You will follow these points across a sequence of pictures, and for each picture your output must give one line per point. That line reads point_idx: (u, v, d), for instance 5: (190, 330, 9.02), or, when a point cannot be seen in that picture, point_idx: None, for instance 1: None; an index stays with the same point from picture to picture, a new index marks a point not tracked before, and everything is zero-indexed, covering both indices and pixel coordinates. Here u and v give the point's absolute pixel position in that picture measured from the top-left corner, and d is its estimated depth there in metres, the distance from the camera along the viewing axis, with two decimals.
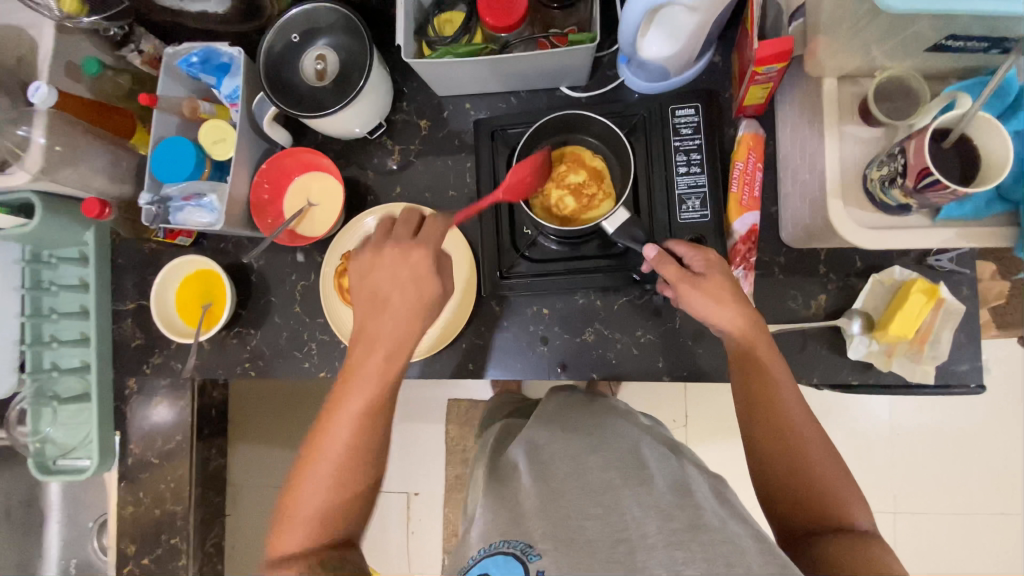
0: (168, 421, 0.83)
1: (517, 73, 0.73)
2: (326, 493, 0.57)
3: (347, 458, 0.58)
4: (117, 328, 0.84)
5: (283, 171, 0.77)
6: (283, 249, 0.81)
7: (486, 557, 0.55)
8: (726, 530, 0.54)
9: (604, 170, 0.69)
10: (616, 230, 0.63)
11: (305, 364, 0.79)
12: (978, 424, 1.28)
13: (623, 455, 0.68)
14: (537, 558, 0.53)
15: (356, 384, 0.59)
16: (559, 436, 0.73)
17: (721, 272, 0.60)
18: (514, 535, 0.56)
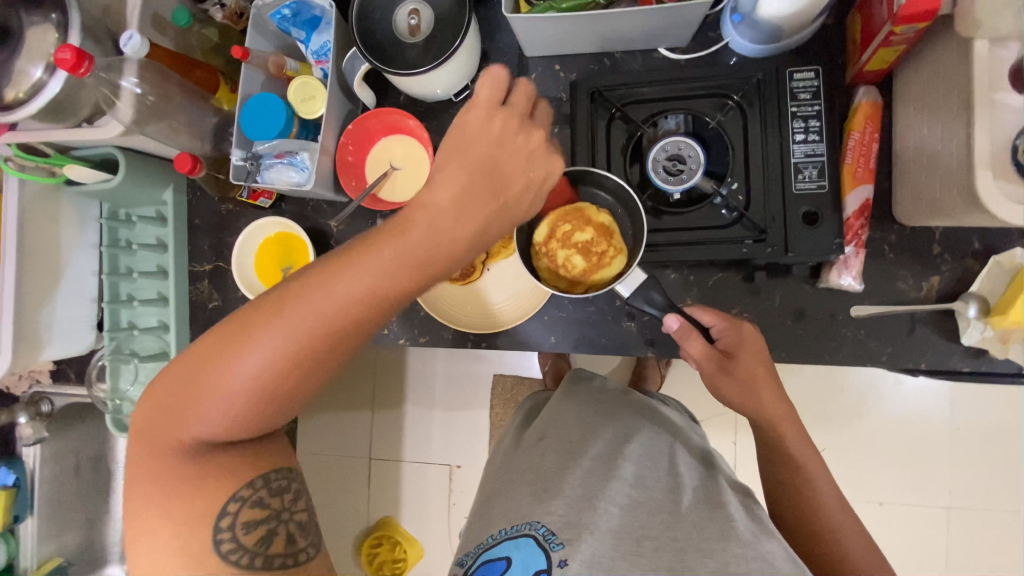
0: None
1: (618, 33, 0.69)
2: (279, 377, 0.48)
3: (312, 351, 0.48)
4: (194, 289, 0.83)
5: (367, 132, 0.74)
6: (363, 214, 0.79)
7: (508, 539, 0.56)
8: (759, 544, 0.52)
9: (612, 226, 0.67)
10: (633, 294, 0.63)
11: (384, 331, 0.78)
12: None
13: (658, 454, 0.66)
14: (559, 547, 0.54)
15: (365, 272, 0.48)
16: (587, 420, 0.71)
17: (753, 353, 0.61)
18: (535, 518, 0.57)
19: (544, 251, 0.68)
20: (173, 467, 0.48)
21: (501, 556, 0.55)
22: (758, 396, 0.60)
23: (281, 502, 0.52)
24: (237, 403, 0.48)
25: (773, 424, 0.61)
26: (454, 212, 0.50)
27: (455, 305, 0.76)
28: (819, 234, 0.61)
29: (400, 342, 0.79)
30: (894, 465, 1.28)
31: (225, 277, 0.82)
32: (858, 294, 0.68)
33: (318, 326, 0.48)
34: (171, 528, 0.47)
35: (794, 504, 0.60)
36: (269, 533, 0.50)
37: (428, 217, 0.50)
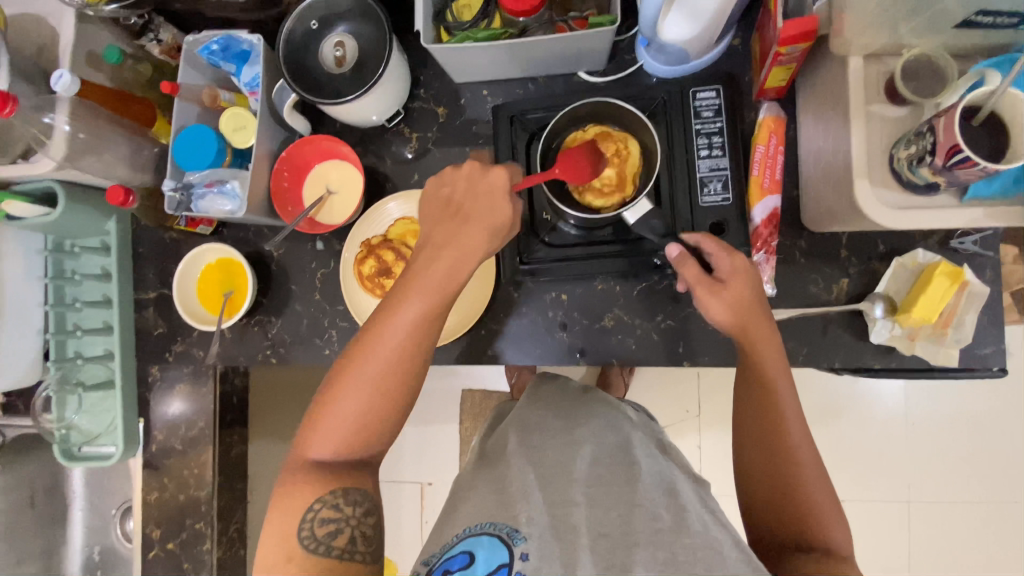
0: (190, 409, 0.84)
1: (537, 58, 0.73)
2: (367, 402, 0.58)
3: (390, 374, 0.59)
4: (139, 317, 0.85)
5: (302, 159, 0.77)
6: (302, 238, 0.81)
7: (471, 535, 0.57)
8: (708, 533, 0.55)
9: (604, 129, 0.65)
10: (639, 219, 0.62)
11: (326, 351, 0.80)
12: (994, 411, 1.26)
13: (612, 447, 0.68)
14: (522, 543, 0.55)
15: (415, 296, 0.59)
16: (550, 420, 0.74)
17: (743, 280, 0.60)
18: (501, 519, 0.57)
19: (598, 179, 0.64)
20: (331, 428, 0.59)
21: (463, 550, 0.55)
22: (746, 323, 0.60)
23: (351, 510, 0.58)
24: (341, 441, 0.59)
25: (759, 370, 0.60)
26: (473, 242, 0.60)
27: None
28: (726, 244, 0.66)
29: (342, 362, 0.80)
30: (854, 462, 1.30)
31: (169, 303, 0.84)
32: (775, 298, 0.71)
33: (425, 299, 0.59)
34: (310, 491, 0.57)
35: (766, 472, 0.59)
36: (336, 529, 0.57)
37: (461, 237, 0.60)
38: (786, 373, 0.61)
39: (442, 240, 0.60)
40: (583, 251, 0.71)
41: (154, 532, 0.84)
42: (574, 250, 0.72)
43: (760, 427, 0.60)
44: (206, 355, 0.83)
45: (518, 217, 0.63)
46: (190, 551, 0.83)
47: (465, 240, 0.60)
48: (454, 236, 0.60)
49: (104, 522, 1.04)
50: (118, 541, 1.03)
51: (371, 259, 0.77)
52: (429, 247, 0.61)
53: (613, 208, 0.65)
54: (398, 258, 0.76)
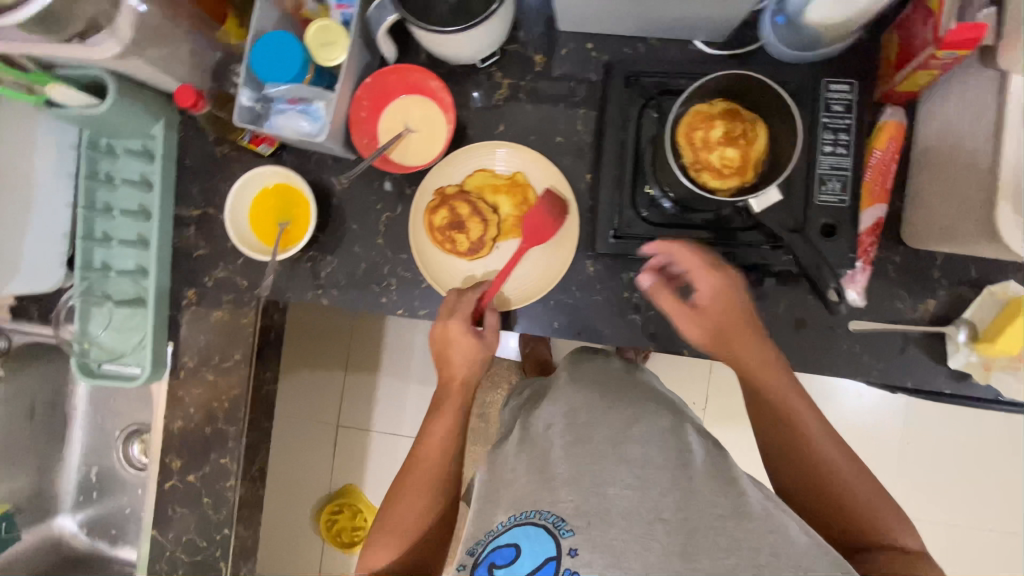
0: (225, 339, 0.78)
1: (660, 17, 0.67)
2: (411, 521, 0.64)
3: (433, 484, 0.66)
4: (179, 234, 0.78)
5: (385, 89, 0.71)
6: (370, 175, 0.75)
7: (515, 526, 0.55)
8: (774, 518, 0.54)
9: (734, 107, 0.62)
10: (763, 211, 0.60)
11: (382, 299, 0.75)
12: (990, 441, 1.31)
13: (666, 432, 0.64)
14: (569, 535, 0.53)
15: (443, 419, 0.68)
16: (596, 405, 0.68)
17: (726, 301, 0.62)
18: (547, 507, 0.56)
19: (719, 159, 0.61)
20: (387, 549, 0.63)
21: (511, 542, 0.54)
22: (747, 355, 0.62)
23: None
24: (410, 513, 0.64)
25: (774, 400, 0.61)
26: (470, 364, 0.69)
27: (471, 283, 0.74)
28: (835, 246, 0.63)
29: (398, 313, 0.75)
30: None
31: (214, 224, 0.78)
32: (860, 310, 0.70)
33: (446, 425, 0.67)
34: None
35: (797, 478, 0.60)
36: None
37: (452, 368, 0.69)
38: (798, 391, 0.62)
39: (448, 374, 0.69)
40: (681, 234, 0.68)
41: (175, 461, 0.80)
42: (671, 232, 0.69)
43: (783, 440, 0.61)
44: (250, 285, 0.77)
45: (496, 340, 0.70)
46: (211, 485, 0.79)
47: (466, 374, 0.69)
48: (460, 358, 0.68)
49: (106, 441, 0.99)
50: (120, 463, 0.98)
51: (444, 210, 0.72)
52: (443, 362, 0.69)
53: (730, 192, 0.61)
54: (474, 213, 0.72)
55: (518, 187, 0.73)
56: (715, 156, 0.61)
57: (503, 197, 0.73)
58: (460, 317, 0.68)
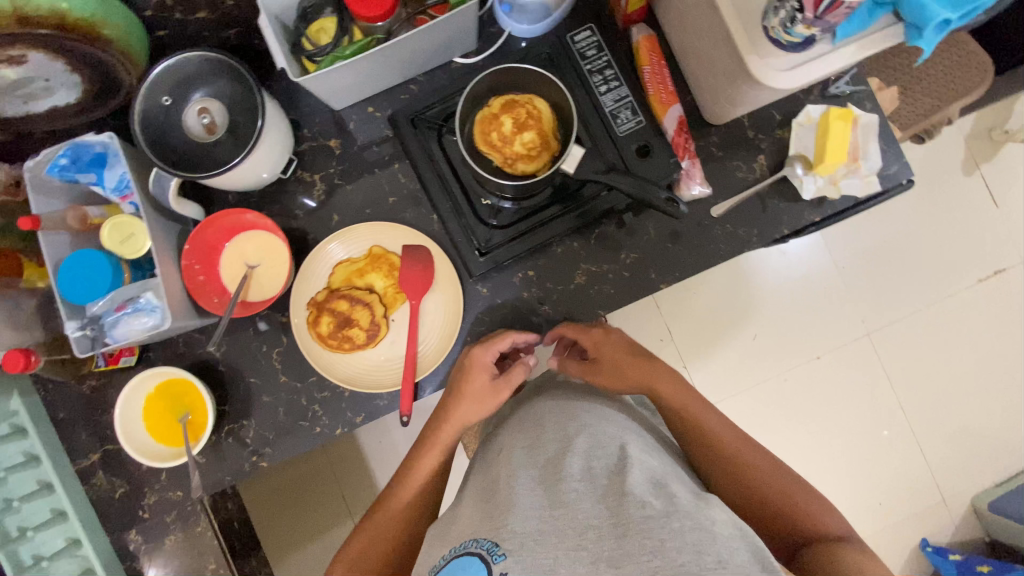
0: (190, 558, 0.73)
1: (409, 58, 0.71)
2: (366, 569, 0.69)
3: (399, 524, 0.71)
4: (91, 486, 0.74)
5: (209, 244, 0.70)
6: (241, 326, 0.74)
7: (454, 559, 0.56)
8: (700, 512, 0.50)
9: (508, 97, 0.66)
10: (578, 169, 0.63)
11: (316, 429, 0.74)
12: (897, 231, 1.43)
13: (609, 440, 0.62)
14: (502, 559, 0.53)
15: (432, 453, 0.73)
16: (541, 424, 0.69)
17: (617, 348, 0.72)
18: (484, 535, 0.56)
19: (523, 145, 0.65)
20: None
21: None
22: (635, 376, 0.70)
23: None
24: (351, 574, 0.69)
25: (674, 408, 0.69)
26: (478, 399, 0.70)
27: (386, 365, 0.74)
28: (656, 162, 0.67)
29: (337, 433, 0.74)
30: (814, 322, 1.42)
31: (121, 457, 0.74)
32: (712, 196, 0.76)
33: (437, 452, 0.73)
34: None
35: (737, 487, 0.65)
36: None
37: (460, 408, 0.70)
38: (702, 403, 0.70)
39: (446, 409, 0.71)
40: (534, 223, 0.73)
41: None
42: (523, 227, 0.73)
43: (711, 449, 0.67)
44: (185, 492, 0.73)
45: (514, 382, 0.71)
46: None
47: (466, 416, 0.70)
48: (472, 395, 0.70)
49: None
50: None
51: (326, 316, 0.72)
52: (455, 389, 0.71)
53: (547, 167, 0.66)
54: (355, 303, 0.72)
55: (380, 259, 0.74)
56: (520, 144, 0.65)
57: (373, 274, 0.73)
58: (485, 348, 0.70)
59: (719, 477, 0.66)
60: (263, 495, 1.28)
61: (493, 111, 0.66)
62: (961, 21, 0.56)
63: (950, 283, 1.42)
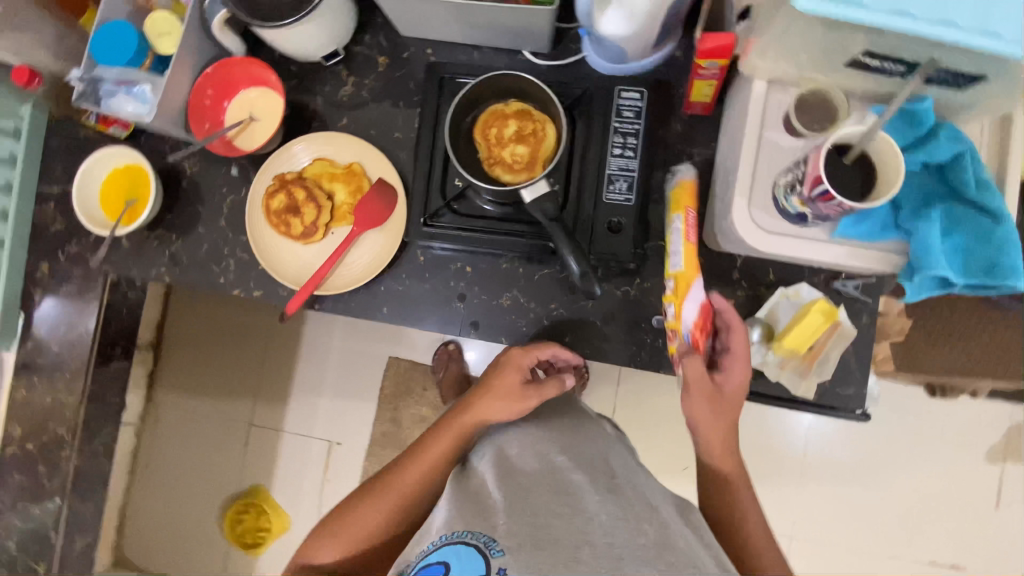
0: (73, 312, 0.82)
1: (477, 26, 0.72)
2: (366, 529, 0.68)
3: (393, 507, 0.69)
4: (39, 210, 0.82)
5: (228, 79, 0.76)
6: (217, 161, 0.80)
7: (447, 544, 0.55)
8: (694, 552, 0.54)
9: (527, 107, 0.67)
10: (534, 201, 0.62)
11: (221, 278, 0.79)
12: (898, 467, 1.26)
13: (594, 460, 0.66)
14: (500, 555, 0.54)
15: (444, 439, 0.70)
16: (548, 436, 0.69)
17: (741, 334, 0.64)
18: (478, 527, 0.57)
19: (509, 155, 0.67)
20: (349, 544, 0.67)
21: (440, 560, 0.54)
22: (730, 407, 0.64)
23: None
24: (362, 533, 0.67)
25: (727, 478, 0.65)
26: (500, 400, 0.69)
27: (302, 267, 0.78)
28: (621, 241, 0.66)
29: (234, 293, 0.79)
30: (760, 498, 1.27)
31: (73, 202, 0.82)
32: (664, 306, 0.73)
33: (450, 439, 0.71)
34: None
35: (737, 539, 0.62)
36: None
37: (484, 402, 0.69)
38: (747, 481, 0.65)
39: (467, 405, 0.71)
40: (493, 218, 0.73)
41: (17, 427, 0.82)
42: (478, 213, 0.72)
43: (736, 497, 0.64)
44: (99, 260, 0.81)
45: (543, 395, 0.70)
46: (51, 452, 0.82)
47: (486, 414, 0.69)
48: (501, 391, 0.69)
49: None
50: None
51: (281, 195, 0.76)
52: (482, 387, 0.71)
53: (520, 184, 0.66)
54: (309, 201, 0.76)
55: (353, 176, 0.77)
56: (507, 152, 0.67)
57: (339, 184, 0.77)
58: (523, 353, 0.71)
59: (737, 526, 0.62)
60: (181, 333, 1.43)
61: (506, 111, 0.67)
62: (962, 289, 0.53)
63: (914, 548, 1.25)
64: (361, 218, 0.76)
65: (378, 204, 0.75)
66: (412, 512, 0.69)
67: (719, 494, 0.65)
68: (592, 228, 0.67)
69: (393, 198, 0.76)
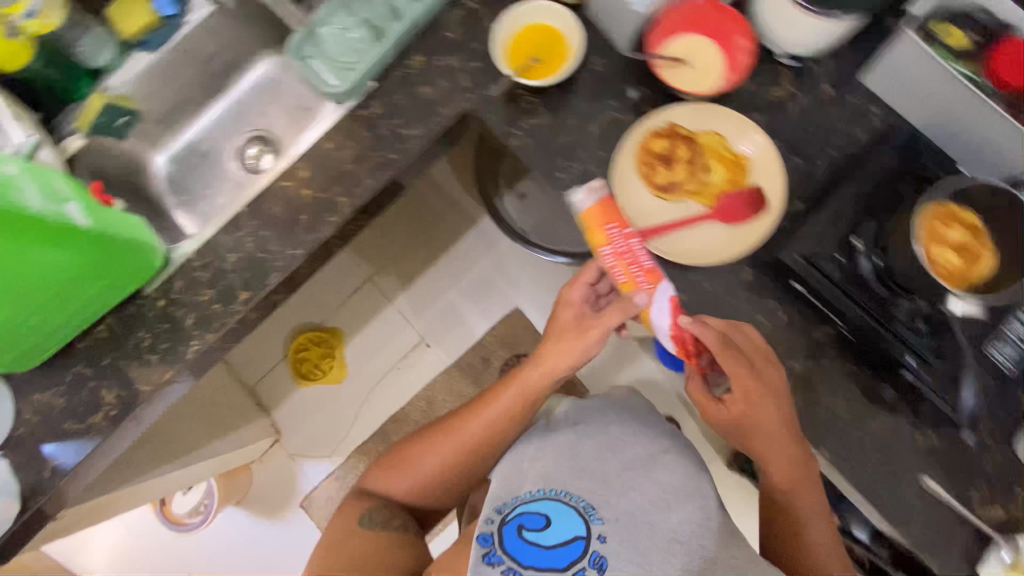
0: (416, 114, 0.84)
1: (948, 132, 0.72)
2: (432, 464, 0.90)
3: (483, 436, 0.89)
4: (447, 13, 0.84)
5: (696, 17, 0.74)
6: (624, 76, 0.80)
7: (540, 499, 0.82)
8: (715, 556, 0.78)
9: (979, 228, 0.67)
10: (961, 317, 0.69)
11: (560, 174, 0.80)
12: None
13: (653, 453, 0.89)
14: (597, 520, 0.81)
15: (517, 381, 0.89)
16: (625, 419, 0.93)
17: (772, 419, 0.71)
18: (578, 493, 0.83)
19: (947, 259, 0.65)
20: (399, 477, 0.92)
21: (541, 513, 0.81)
22: (787, 468, 0.74)
23: (387, 521, 0.90)
24: (431, 459, 0.90)
25: (803, 540, 0.77)
26: (563, 351, 0.84)
27: (637, 213, 0.77)
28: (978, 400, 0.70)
29: (561, 194, 0.80)
30: None
31: (478, 27, 0.84)
32: (934, 469, 0.72)
33: (523, 391, 0.88)
34: (400, 474, 0.92)
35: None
36: (382, 522, 0.90)
37: (549, 348, 0.86)
38: (797, 517, 0.78)
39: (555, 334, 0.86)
40: (858, 308, 0.69)
41: (303, 168, 0.84)
42: (850, 296, 0.69)
43: (789, 548, 0.78)
44: (468, 89, 0.83)
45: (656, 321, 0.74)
46: (318, 211, 0.83)
47: (552, 364, 0.85)
48: (550, 345, 0.86)
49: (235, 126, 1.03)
50: (230, 154, 1.03)
51: (667, 143, 0.76)
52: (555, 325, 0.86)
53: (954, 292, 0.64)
54: (688, 165, 0.76)
55: (738, 169, 0.75)
56: (942, 255, 0.65)
57: (720, 167, 0.76)
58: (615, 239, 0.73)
59: (774, 539, 0.80)
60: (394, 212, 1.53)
61: (957, 217, 0.66)
62: None
63: None
64: (722, 210, 0.75)
65: (746, 208, 0.74)
66: (472, 464, 0.91)
67: (779, 527, 0.79)
68: (968, 369, 0.69)
69: (761, 212, 0.74)
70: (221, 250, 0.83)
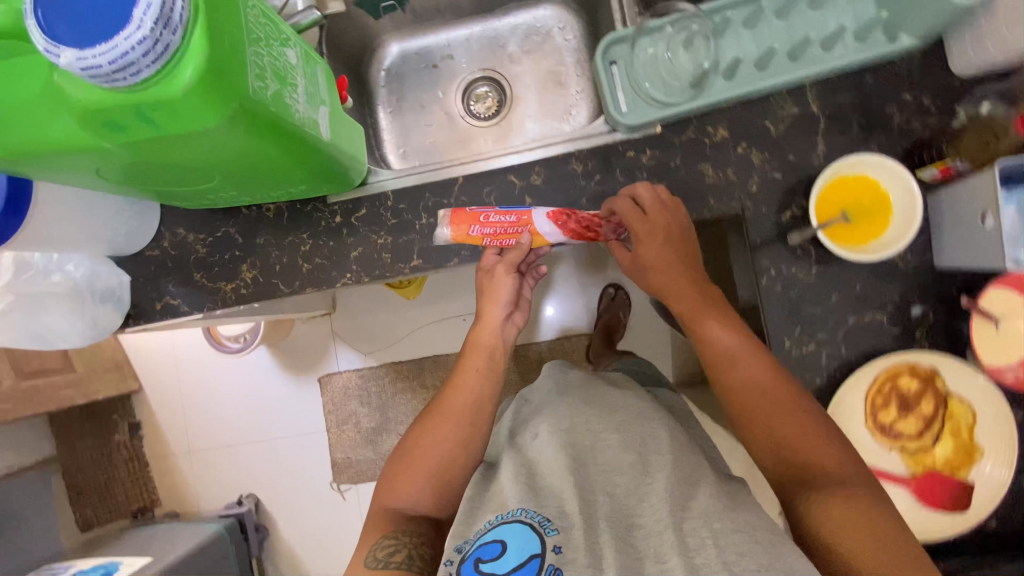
0: (683, 187, 0.73)
1: None
2: (422, 492, 0.69)
3: (462, 423, 0.72)
4: (780, 101, 0.72)
5: None
6: (916, 287, 0.69)
7: (503, 523, 0.59)
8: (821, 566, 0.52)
9: None
10: None
11: (788, 342, 0.71)
12: None
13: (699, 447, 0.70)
14: (552, 533, 0.57)
15: (472, 362, 0.75)
16: (582, 406, 0.74)
17: (667, 222, 0.69)
18: (535, 507, 0.60)
19: None
20: (419, 482, 0.70)
21: (497, 539, 0.58)
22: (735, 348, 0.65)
23: (409, 542, 0.66)
24: (418, 491, 0.69)
25: (806, 453, 0.59)
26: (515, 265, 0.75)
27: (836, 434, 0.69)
28: None
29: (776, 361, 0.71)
30: None
31: (802, 136, 0.71)
32: None
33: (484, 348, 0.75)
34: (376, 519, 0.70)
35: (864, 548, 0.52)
36: (398, 549, 0.65)
37: (489, 310, 0.76)
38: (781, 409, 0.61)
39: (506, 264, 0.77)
40: None
41: (537, 174, 0.76)
42: None
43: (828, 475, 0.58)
44: (751, 195, 0.72)
45: (674, 224, 0.69)
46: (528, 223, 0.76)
47: (494, 317, 0.76)
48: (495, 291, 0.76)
49: (480, 54, 0.94)
50: (460, 82, 0.95)
51: (912, 387, 0.68)
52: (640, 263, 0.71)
53: None
54: (915, 418, 0.69)
55: (964, 455, 0.67)
56: None
57: (945, 441, 0.68)
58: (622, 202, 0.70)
59: (826, 464, 0.59)
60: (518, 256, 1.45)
61: None
62: None
63: None
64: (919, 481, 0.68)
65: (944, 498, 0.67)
66: (480, 439, 0.72)
67: (835, 504, 0.56)
68: None
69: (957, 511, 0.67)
70: (418, 204, 0.78)
